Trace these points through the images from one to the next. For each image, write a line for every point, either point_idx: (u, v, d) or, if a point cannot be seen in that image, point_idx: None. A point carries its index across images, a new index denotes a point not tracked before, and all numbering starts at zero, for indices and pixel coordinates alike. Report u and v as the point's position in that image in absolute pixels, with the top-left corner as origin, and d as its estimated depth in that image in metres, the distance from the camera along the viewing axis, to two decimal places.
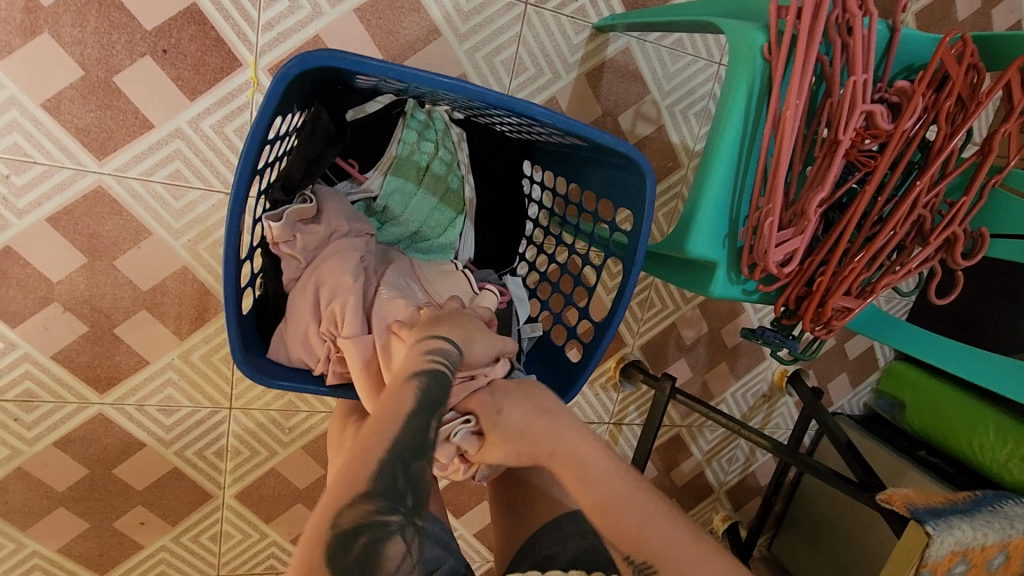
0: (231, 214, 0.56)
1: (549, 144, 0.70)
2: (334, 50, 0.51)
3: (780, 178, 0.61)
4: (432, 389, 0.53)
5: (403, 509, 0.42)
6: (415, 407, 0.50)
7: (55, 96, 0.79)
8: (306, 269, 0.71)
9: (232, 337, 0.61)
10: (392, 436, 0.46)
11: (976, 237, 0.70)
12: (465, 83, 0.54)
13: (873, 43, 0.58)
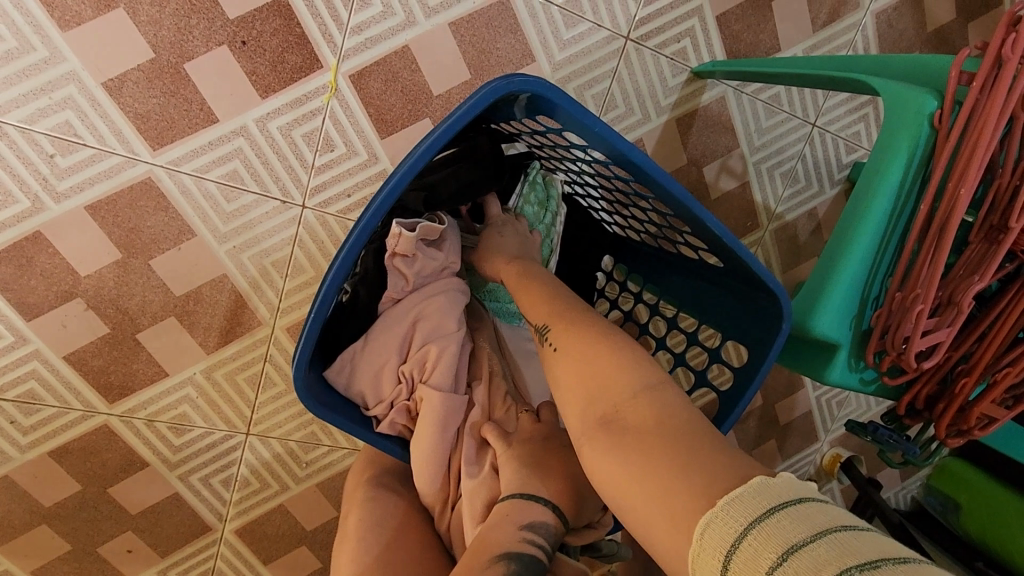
0: (356, 239, 0.50)
1: (655, 213, 0.64)
2: (524, 81, 0.47)
3: (937, 265, 0.53)
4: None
5: None
6: None
7: (119, 77, 0.72)
8: (408, 295, 0.64)
9: (305, 348, 0.53)
10: None
11: None
12: (635, 149, 0.51)
13: None
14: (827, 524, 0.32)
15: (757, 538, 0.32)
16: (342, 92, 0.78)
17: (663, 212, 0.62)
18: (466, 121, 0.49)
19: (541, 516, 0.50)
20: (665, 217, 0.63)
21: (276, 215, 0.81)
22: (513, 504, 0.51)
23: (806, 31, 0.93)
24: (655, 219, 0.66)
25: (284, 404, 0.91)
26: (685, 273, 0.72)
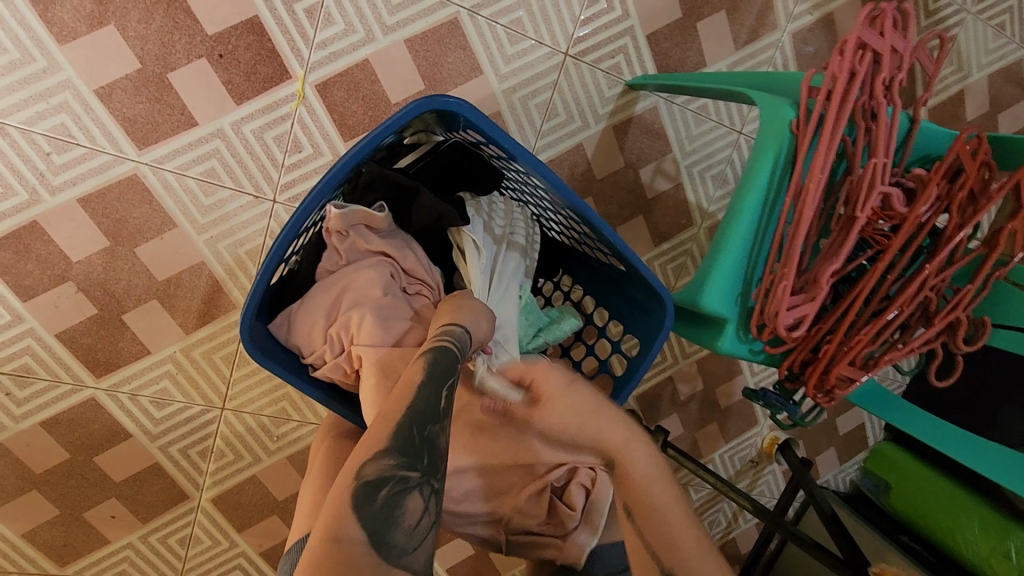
0: (297, 218, 0.60)
1: (573, 222, 0.73)
2: (442, 97, 0.58)
3: (796, 247, 0.64)
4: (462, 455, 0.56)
5: (421, 468, 0.46)
6: (424, 380, 0.51)
7: (110, 85, 0.82)
8: (342, 267, 0.73)
9: (251, 299, 0.62)
10: (409, 400, 0.49)
11: (979, 325, 0.72)
12: (540, 165, 0.62)
13: (896, 129, 0.62)
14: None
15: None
16: (309, 100, 0.88)
17: (575, 220, 0.71)
18: (397, 128, 0.59)
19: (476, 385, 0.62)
20: (579, 224, 0.72)
21: (249, 209, 0.91)
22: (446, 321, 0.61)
23: (729, 49, 1.04)
24: (574, 226, 0.75)
25: (256, 381, 1.00)
26: (603, 277, 0.82)
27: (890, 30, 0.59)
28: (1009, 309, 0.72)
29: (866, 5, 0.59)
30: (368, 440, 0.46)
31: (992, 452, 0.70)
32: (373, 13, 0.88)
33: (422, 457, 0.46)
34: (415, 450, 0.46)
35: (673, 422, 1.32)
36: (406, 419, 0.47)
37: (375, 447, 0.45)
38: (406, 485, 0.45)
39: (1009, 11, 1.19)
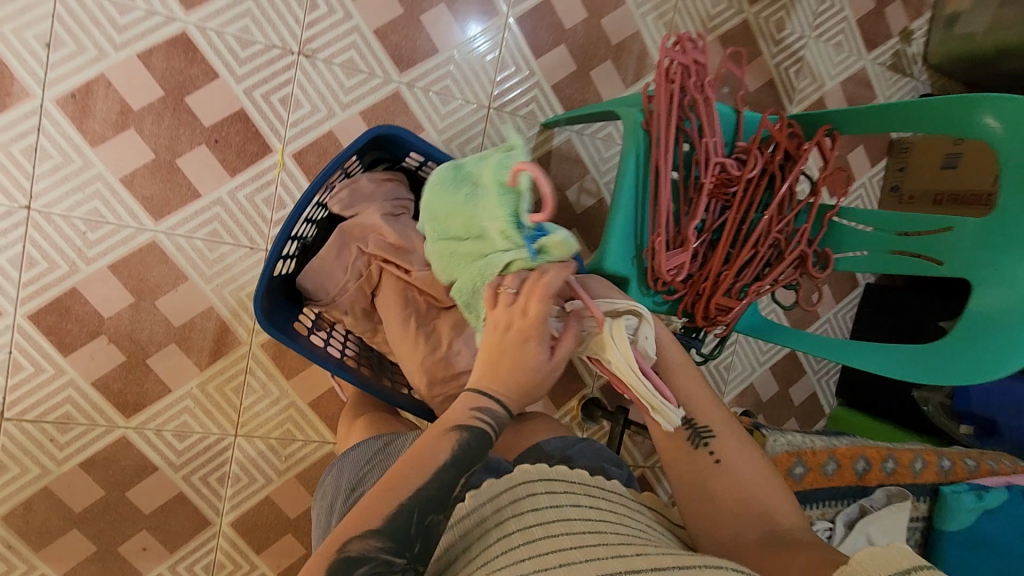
0: (290, 219, 0.77)
1: None
2: (392, 124, 0.81)
3: (663, 210, 0.85)
4: (468, 450, 0.59)
5: (409, 554, 0.54)
6: (446, 463, 0.58)
7: (131, 173, 1.04)
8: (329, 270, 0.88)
9: (262, 279, 0.77)
10: (417, 486, 0.56)
11: (823, 256, 0.93)
12: None
13: (715, 118, 0.86)
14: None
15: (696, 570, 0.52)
16: (288, 167, 1.12)
17: None
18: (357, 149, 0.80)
19: (495, 407, 0.61)
20: None
21: (246, 258, 1.11)
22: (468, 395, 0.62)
23: (619, 88, 1.31)
24: None
25: (262, 407, 1.16)
26: None
27: (690, 49, 0.84)
28: (844, 239, 0.92)
29: (664, 36, 0.85)
30: (366, 511, 0.54)
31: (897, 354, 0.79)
32: (331, 95, 1.12)
33: (413, 544, 0.54)
34: (404, 534, 0.54)
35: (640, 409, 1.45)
36: (409, 503, 0.55)
37: (366, 525, 0.53)
38: (389, 567, 0.53)
39: (842, 32, 1.48)
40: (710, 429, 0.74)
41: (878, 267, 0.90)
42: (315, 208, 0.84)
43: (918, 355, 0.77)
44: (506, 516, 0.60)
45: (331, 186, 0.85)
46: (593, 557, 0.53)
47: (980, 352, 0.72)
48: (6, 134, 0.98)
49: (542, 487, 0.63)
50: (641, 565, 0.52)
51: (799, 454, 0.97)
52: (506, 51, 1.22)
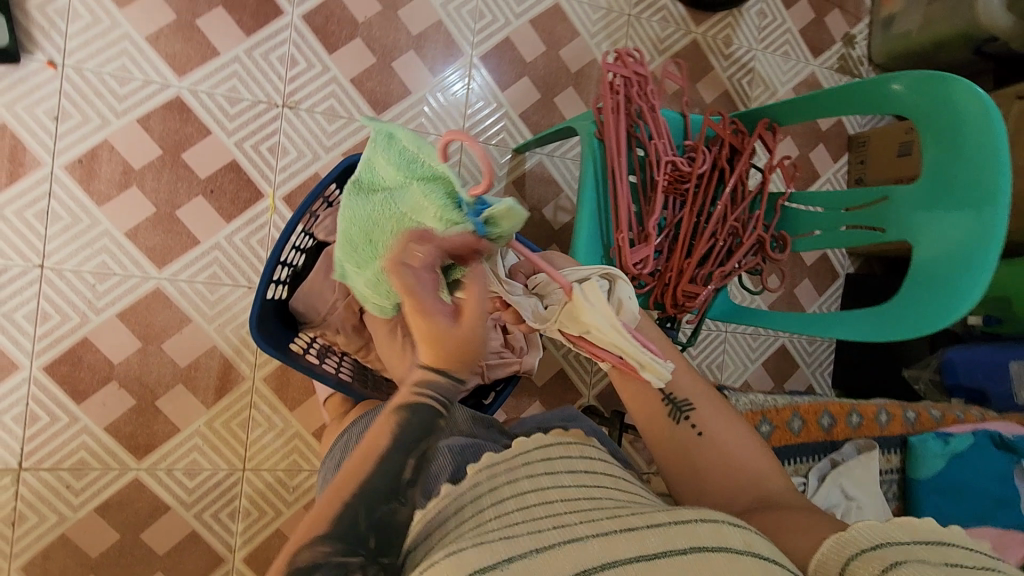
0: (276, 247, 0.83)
1: None
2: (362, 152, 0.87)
3: (622, 208, 0.92)
4: (411, 428, 0.56)
5: (363, 552, 0.54)
6: (387, 450, 0.55)
7: (134, 227, 1.13)
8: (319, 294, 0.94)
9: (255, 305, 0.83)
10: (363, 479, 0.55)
11: (781, 239, 0.99)
12: None
13: (661, 122, 0.94)
14: (761, 553, 0.49)
15: (687, 522, 0.51)
16: (280, 210, 1.20)
17: None
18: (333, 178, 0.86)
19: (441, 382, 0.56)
20: None
21: (245, 297, 1.18)
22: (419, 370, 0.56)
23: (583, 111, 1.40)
24: None
25: (268, 440, 1.20)
26: None
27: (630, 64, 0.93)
28: (797, 221, 0.98)
29: (605, 54, 0.95)
30: (319, 514, 0.55)
31: (861, 320, 0.82)
32: (316, 141, 1.22)
33: (365, 543, 0.55)
34: (356, 532, 0.54)
35: None
36: (354, 499, 0.54)
37: (318, 534, 0.54)
38: (343, 567, 0.53)
39: (788, 42, 1.58)
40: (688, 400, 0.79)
41: (832, 244, 0.95)
42: (300, 236, 0.90)
43: (881, 316, 0.80)
44: (507, 484, 0.64)
45: (314, 214, 0.91)
46: (585, 517, 0.54)
47: (928, 300, 0.77)
48: (20, 200, 1.07)
49: (544, 464, 0.67)
50: (631, 521, 0.52)
51: (763, 412, 1.01)
52: (473, 88, 1.32)
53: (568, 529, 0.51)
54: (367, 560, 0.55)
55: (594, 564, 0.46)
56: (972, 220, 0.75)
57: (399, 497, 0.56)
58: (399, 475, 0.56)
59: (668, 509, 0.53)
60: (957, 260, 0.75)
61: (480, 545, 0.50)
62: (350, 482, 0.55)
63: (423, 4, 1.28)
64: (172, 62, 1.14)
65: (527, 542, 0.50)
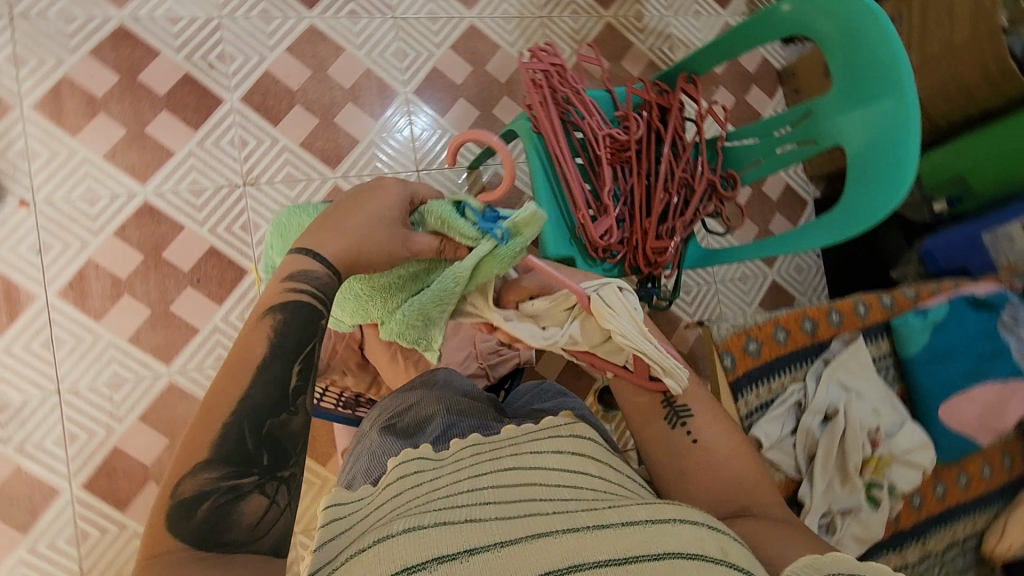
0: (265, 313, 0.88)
1: None
2: None
3: (576, 189, 0.98)
4: (286, 330, 0.55)
5: (258, 470, 0.49)
6: (266, 355, 0.53)
7: (134, 331, 1.18)
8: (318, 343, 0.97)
9: None
10: (246, 396, 0.51)
11: (730, 177, 1.05)
12: None
13: (588, 102, 1.01)
14: (736, 565, 0.47)
15: (665, 524, 0.48)
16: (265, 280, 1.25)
17: None
18: None
19: (312, 266, 0.58)
20: None
21: None
22: (287, 259, 0.59)
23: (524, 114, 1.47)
24: None
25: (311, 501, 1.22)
26: None
27: (545, 60, 1.01)
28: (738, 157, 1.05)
29: (521, 56, 1.03)
30: (194, 442, 0.49)
31: (821, 231, 0.88)
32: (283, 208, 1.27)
33: (259, 461, 0.50)
34: (242, 451, 0.49)
35: None
36: (239, 415, 0.50)
37: (196, 457, 0.48)
38: (235, 491, 0.48)
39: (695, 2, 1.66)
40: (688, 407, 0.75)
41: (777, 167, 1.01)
42: None
43: (841, 222, 0.85)
44: (482, 460, 0.59)
45: None
46: (561, 509, 0.50)
47: (874, 195, 0.82)
48: (24, 335, 1.13)
49: (527, 443, 0.62)
50: (606, 516, 0.48)
51: (747, 332, 0.91)
52: (416, 121, 1.39)
53: (541, 521, 0.47)
54: (260, 481, 0.49)
55: (557, 569, 0.43)
56: (883, 109, 0.81)
57: (290, 408, 0.53)
58: (284, 382, 0.53)
59: (649, 504, 0.50)
60: (884, 149, 0.81)
61: (442, 529, 0.46)
62: (223, 387, 0.51)
63: (348, 59, 1.36)
64: (133, 172, 1.21)
65: (495, 531, 0.46)
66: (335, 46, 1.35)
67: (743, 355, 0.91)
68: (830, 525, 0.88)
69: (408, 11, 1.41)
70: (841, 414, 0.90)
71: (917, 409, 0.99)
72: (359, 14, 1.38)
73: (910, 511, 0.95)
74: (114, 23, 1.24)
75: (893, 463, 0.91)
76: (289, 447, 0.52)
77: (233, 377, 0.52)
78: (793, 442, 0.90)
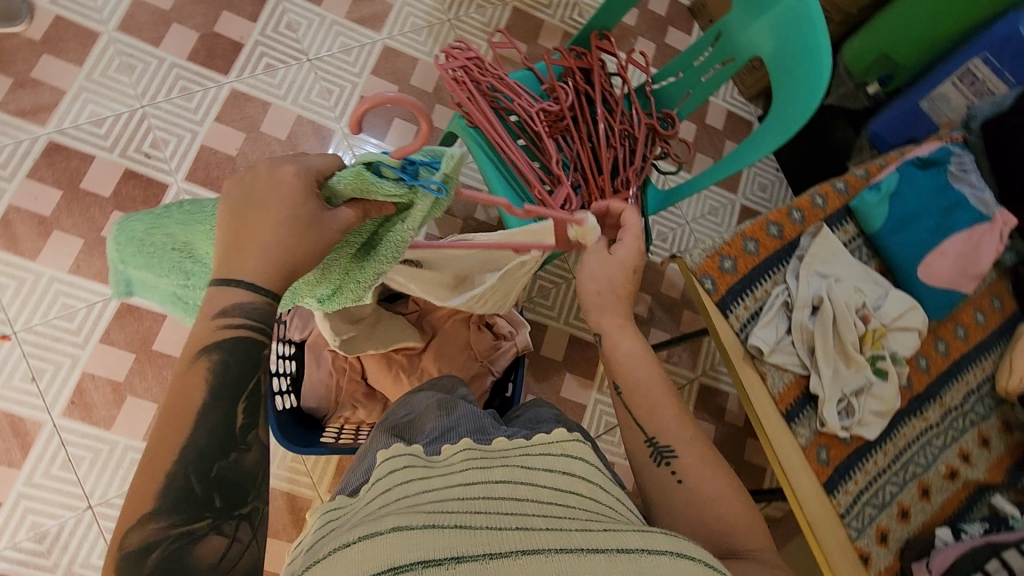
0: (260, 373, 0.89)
1: None
2: None
3: (526, 169, 1.00)
4: (229, 366, 0.53)
5: (211, 513, 0.49)
6: (206, 398, 0.51)
7: (148, 428, 1.18)
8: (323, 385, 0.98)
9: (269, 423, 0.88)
10: (189, 440, 0.49)
11: (667, 117, 1.08)
12: None
13: (513, 84, 1.03)
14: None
15: (660, 557, 0.43)
16: None
17: None
18: None
19: (239, 293, 0.54)
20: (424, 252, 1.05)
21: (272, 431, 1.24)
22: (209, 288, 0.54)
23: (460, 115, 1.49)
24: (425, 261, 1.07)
25: None
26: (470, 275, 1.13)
27: (460, 56, 1.03)
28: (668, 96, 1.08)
29: (436, 58, 1.05)
30: (138, 490, 0.48)
31: (764, 139, 0.89)
32: None
33: (212, 504, 0.49)
34: (192, 496, 0.48)
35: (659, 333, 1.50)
36: (185, 459, 0.49)
37: (142, 509, 0.48)
38: (186, 537, 0.48)
39: None
40: (671, 445, 0.67)
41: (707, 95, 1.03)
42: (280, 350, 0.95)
43: (779, 125, 0.87)
44: (472, 468, 0.55)
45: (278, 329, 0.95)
46: (555, 526, 0.46)
47: (801, 100, 0.84)
48: (42, 462, 1.13)
49: (519, 454, 0.58)
50: (603, 542, 0.44)
51: (719, 251, 0.94)
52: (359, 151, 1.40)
53: (531, 535, 0.43)
54: (216, 523, 0.49)
55: None
56: (786, 7, 0.83)
57: (239, 445, 0.52)
58: (231, 420, 0.52)
59: (643, 533, 0.46)
60: (800, 44, 0.83)
61: (428, 530, 0.43)
62: (165, 433, 0.49)
63: (277, 111, 1.38)
64: (101, 277, 1.22)
65: (487, 543, 0.42)
66: (261, 103, 1.37)
67: (720, 273, 0.94)
68: (847, 408, 0.92)
69: (321, 50, 1.44)
70: (826, 300, 0.92)
71: (898, 277, 1.02)
72: (275, 66, 1.40)
73: (920, 375, 0.98)
74: (43, 141, 1.25)
75: (888, 332, 0.95)
76: (246, 486, 0.51)
77: (172, 421, 0.50)
78: (790, 340, 0.92)
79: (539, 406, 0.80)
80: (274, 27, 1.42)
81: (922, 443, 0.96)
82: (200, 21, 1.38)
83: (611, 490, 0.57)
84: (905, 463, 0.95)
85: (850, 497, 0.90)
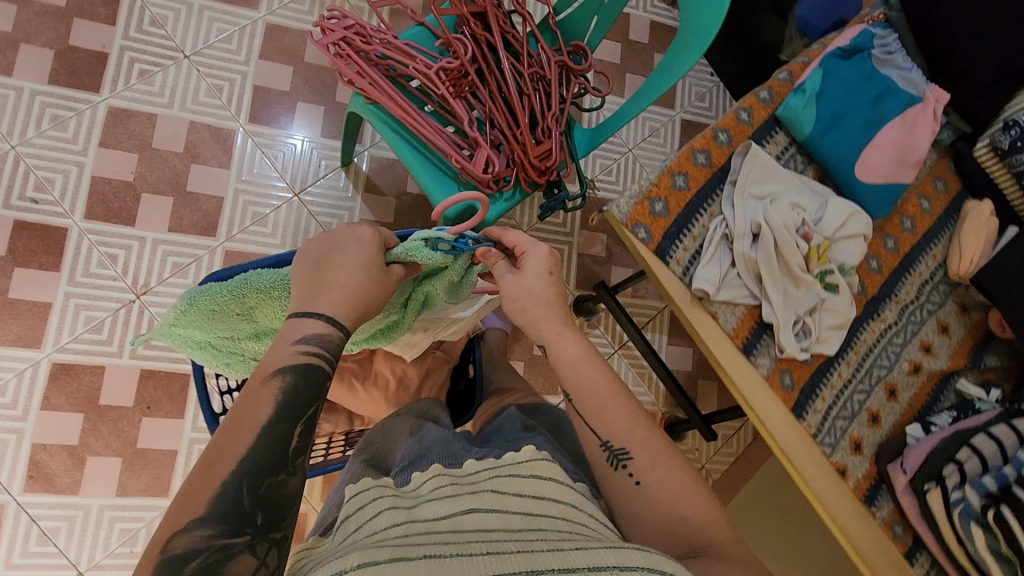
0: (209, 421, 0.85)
1: None
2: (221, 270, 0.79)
3: (438, 140, 0.92)
4: (293, 393, 0.60)
5: (252, 530, 0.52)
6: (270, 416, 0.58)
7: (118, 484, 1.14)
8: None
9: None
10: (243, 457, 0.55)
11: (578, 50, 1.00)
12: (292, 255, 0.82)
13: (404, 46, 0.93)
14: None
15: (632, 573, 0.44)
16: None
17: None
18: None
19: (308, 328, 0.63)
20: None
21: None
22: (292, 320, 0.64)
23: None
24: None
25: None
26: None
27: (334, 28, 0.92)
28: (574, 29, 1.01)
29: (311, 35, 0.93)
30: (186, 501, 0.52)
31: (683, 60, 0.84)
32: None
33: (254, 520, 0.53)
34: (239, 510, 0.52)
35: (620, 271, 1.47)
36: (238, 474, 0.54)
37: (193, 514, 0.51)
38: (225, 550, 0.51)
39: None
40: (626, 446, 0.65)
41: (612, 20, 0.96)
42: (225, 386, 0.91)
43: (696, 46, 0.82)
44: (444, 499, 0.57)
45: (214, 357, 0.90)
46: (526, 548, 0.47)
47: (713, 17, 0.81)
48: (17, 542, 1.09)
49: (488, 483, 0.59)
50: (573, 559, 0.45)
51: (647, 194, 0.89)
52: (270, 149, 1.30)
53: (503, 560, 0.44)
54: (252, 541, 0.52)
55: None
56: None
57: (286, 469, 0.56)
58: (285, 441, 0.57)
59: (615, 548, 0.47)
60: None
61: (397, 564, 0.44)
62: (227, 444, 0.55)
63: (165, 122, 1.25)
64: (24, 341, 1.14)
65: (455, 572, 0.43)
66: (145, 116, 1.24)
67: (652, 218, 0.89)
68: (804, 329, 0.91)
69: (198, 43, 1.29)
70: (764, 226, 0.88)
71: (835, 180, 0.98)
72: (150, 71, 1.26)
73: (873, 276, 0.97)
74: None
75: (833, 244, 0.93)
76: (285, 510, 0.55)
77: (238, 433, 0.56)
78: (736, 273, 0.89)
79: (504, 419, 0.82)
80: (137, 27, 1.27)
81: (883, 345, 0.96)
82: (51, 36, 1.23)
83: (583, 509, 0.58)
84: (869, 369, 0.95)
85: (820, 417, 0.90)
